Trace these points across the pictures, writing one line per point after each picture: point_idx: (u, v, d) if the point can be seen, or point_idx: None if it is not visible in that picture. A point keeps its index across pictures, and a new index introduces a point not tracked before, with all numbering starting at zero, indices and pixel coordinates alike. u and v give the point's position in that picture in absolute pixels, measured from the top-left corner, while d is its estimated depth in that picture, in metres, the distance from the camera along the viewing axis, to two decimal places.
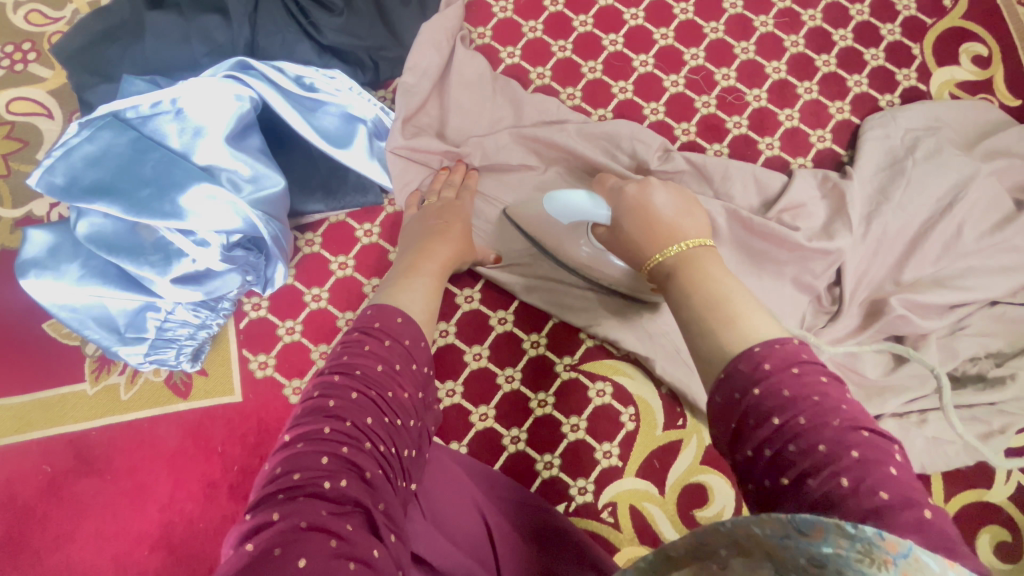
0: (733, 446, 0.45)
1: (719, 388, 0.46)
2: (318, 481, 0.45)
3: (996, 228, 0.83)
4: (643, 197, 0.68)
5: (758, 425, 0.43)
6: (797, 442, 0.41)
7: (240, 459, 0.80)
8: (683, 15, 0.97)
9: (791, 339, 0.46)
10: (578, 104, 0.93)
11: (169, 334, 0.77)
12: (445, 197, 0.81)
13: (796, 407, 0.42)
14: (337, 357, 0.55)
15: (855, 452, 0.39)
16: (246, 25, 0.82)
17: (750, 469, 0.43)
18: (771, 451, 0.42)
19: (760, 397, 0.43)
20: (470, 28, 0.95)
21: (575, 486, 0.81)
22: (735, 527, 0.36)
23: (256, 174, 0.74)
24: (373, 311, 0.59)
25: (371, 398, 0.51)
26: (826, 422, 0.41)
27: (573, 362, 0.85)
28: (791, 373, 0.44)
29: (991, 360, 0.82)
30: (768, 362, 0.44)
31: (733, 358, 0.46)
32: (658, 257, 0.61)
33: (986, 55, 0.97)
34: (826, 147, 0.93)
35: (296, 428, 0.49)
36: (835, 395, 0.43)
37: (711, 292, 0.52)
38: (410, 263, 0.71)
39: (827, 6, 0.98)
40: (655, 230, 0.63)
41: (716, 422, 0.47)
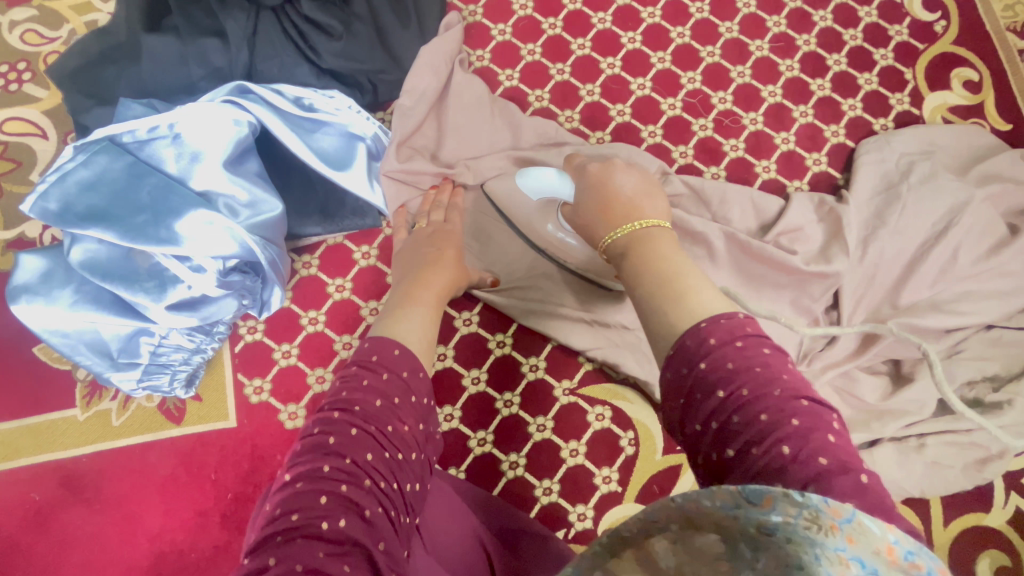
0: (683, 422, 0.47)
1: (669, 364, 0.49)
2: (317, 522, 0.44)
3: (990, 253, 0.84)
4: (605, 174, 0.69)
5: (706, 398, 0.45)
6: (741, 415, 0.44)
7: (233, 486, 0.78)
8: (680, 39, 0.98)
9: (736, 314, 0.49)
10: (577, 126, 0.94)
11: (163, 359, 0.76)
12: (435, 223, 0.81)
13: (739, 379, 0.45)
14: (336, 392, 0.54)
15: (794, 420, 0.42)
16: (245, 49, 0.82)
17: (699, 441, 0.46)
18: (718, 424, 0.44)
19: (706, 370, 0.46)
20: (469, 50, 0.96)
21: (575, 512, 0.80)
22: (686, 501, 0.37)
23: (253, 199, 0.74)
24: (371, 344, 0.58)
25: (370, 433, 0.51)
26: (767, 392, 0.44)
27: (572, 385, 0.84)
28: (735, 346, 0.46)
29: (988, 384, 0.82)
30: (713, 337, 0.47)
31: (681, 334, 0.49)
32: (612, 236, 0.63)
33: (977, 80, 0.98)
34: (822, 171, 0.93)
35: (295, 465, 0.49)
36: (778, 366, 0.46)
37: (661, 269, 0.55)
38: (406, 292, 0.70)
39: (821, 31, 0.99)
40: (613, 210, 0.64)
41: (669, 399, 0.49)
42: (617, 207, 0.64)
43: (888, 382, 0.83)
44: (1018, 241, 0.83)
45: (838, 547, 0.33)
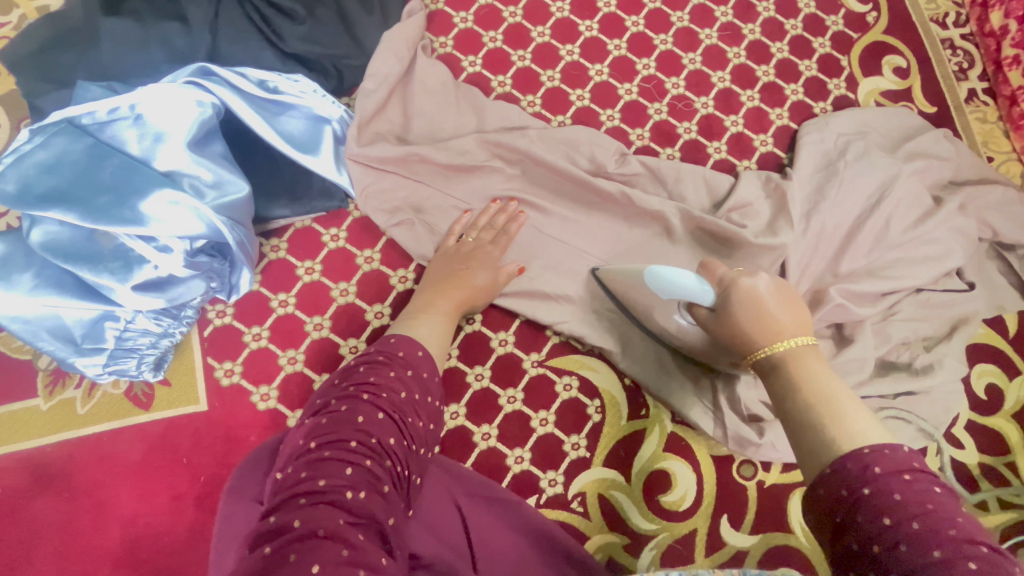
0: (836, 539, 0.45)
1: (823, 481, 0.47)
2: (341, 490, 0.47)
3: (918, 222, 0.91)
4: (755, 282, 0.63)
5: (866, 520, 0.43)
6: (906, 542, 0.40)
7: (207, 468, 0.78)
8: (635, 27, 1.03)
9: (902, 446, 0.47)
10: (538, 110, 0.97)
11: (130, 343, 0.75)
12: (482, 240, 0.84)
13: (907, 510, 0.42)
14: (362, 376, 0.59)
15: (973, 563, 0.38)
16: (208, 32, 0.82)
17: (853, 561, 0.43)
18: (878, 547, 0.42)
19: (869, 495, 0.44)
20: (432, 37, 0.98)
21: (546, 478, 0.83)
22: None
23: (219, 179, 0.74)
24: (398, 340, 0.65)
25: (393, 419, 0.56)
26: (940, 529, 0.40)
27: (540, 358, 0.88)
28: (902, 478, 0.44)
29: (919, 343, 0.90)
30: (878, 465, 0.45)
31: (840, 455, 0.47)
32: (767, 351, 0.58)
33: (905, 66, 1.07)
34: (768, 151, 1.00)
35: (321, 437, 0.53)
36: (955, 509, 0.42)
37: (816, 389, 0.53)
38: (426, 300, 0.78)
39: (765, 21, 1.06)
40: (766, 323, 0.60)
41: (818, 511, 0.47)
42: (771, 319, 0.59)
43: (833, 344, 0.90)
44: (942, 211, 0.91)
45: None
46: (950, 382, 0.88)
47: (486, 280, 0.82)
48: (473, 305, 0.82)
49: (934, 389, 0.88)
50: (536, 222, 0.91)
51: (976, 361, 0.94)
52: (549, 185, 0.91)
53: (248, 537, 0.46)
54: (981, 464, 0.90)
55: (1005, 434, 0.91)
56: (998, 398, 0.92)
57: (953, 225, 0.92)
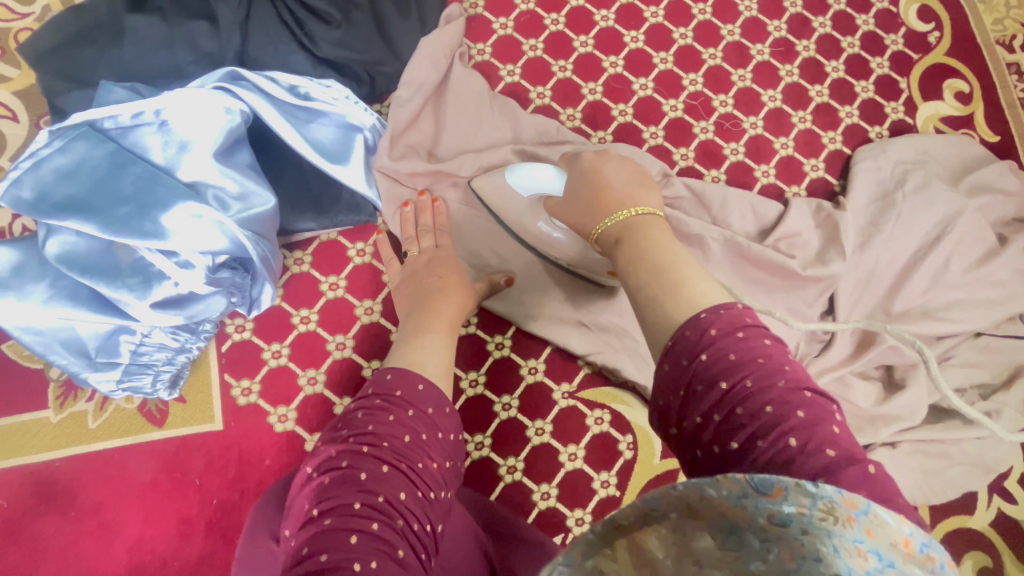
0: (681, 415, 0.45)
1: (666, 356, 0.46)
2: (347, 562, 0.42)
3: (980, 262, 0.85)
4: (597, 163, 0.67)
5: (707, 390, 0.43)
6: (744, 406, 0.41)
7: (219, 492, 0.75)
8: (683, 39, 0.97)
9: (735, 304, 0.46)
10: (578, 125, 0.92)
11: (145, 359, 0.72)
12: (429, 247, 0.78)
13: (742, 370, 0.42)
14: (359, 425, 0.53)
15: (800, 412, 0.40)
16: (237, 34, 0.78)
17: (698, 436, 0.43)
18: (719, 416, 0.42)
19: (707, 362, 0.43)
20: (470, 44, 0.93)
21: (572, 517, 0.79)
22: (686, 490, 0.34)
23: (244, 192, 0.70)
24: (393, 376, 0.58)
25: (401, 470, 0.50)
26: (771, 383, 0.42)
27: (571, 389, 0.83)
28: (737, 336, 0.44)
29: (977, 392, 0.84)
30: (714, 328, 0.44)
31: (680, 325, 0.46)
32: (606, 224, 0.59)
33: (968, 91, 1.00)
34: (819, 177, 0.94)
35: (323, 502, 0.47)
36: (782, 356, 0.44)
37: (655, 258, 0.51)
38: (417, 322, 0.68)
39: (820, 38, 1.00)
40: (607, 197, 0.61)
41: (663, 392, 0.46)
42: (610, 194, 0.61)
43: (881, 387, 0.85)
44: (1007, 251, 0.85)
45: (856, 539, 0.31)
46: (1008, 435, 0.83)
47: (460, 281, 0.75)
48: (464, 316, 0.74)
49: (992, 443, 0.82)
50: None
51: None
52: None
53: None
54: None
55: None
56: None
57: (1017, 266, 0.85)
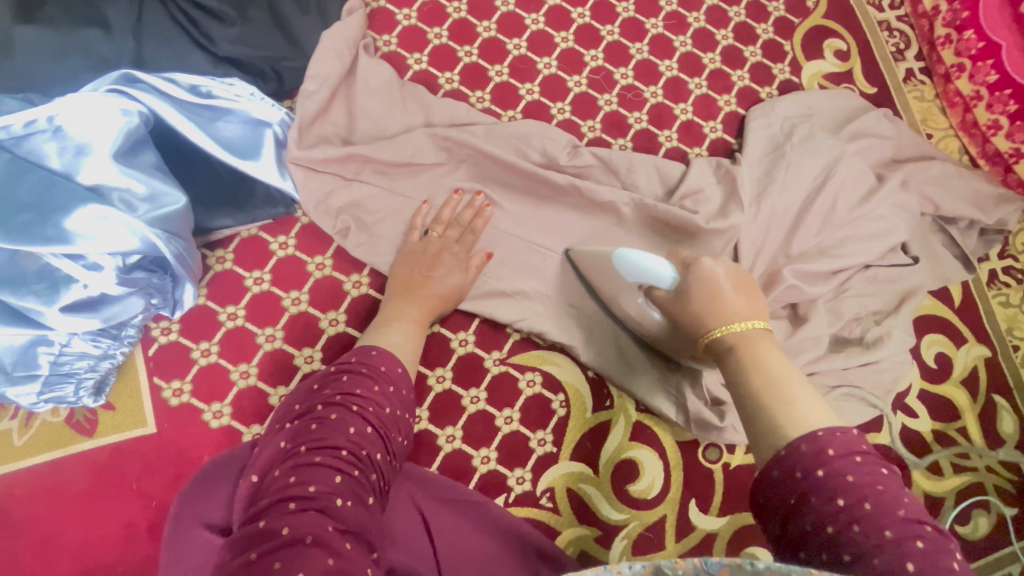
0: (787, 520, 0.48)
1: (777, 464, 0.49)
2: (330, 497, 0.49)
3: (864, 200, 0.94)
4: (714, 266, 0.66)
5: (822, 502, 0.46)
6: (862, 525, 0.44)
7: (159, 493, 0.75)
8: (581, 19, 1.02)
9: (850, 428, 0.50)
10: (488, 106, 0.96)
11: (66, 368, 0.72)
12: (449, 239, 0.84)
13: (860, 493, 0.46)
14: (347, 386, 0.60)
15: (919, 542, 0.43)
16: (130, 38, 0.79)
17: (804, 540, 0.47)
18: (833, 528, 0.45)
19: (823, 478, 0.47)
20: (375, 36, 0.96)
21: (514, 477, 0.83)
22: (769, 573, 0.39)
23: (153, 192, 0.71)
24: (379, 353, 0.65)
25: (380, 434, 0.58)
26: (890, 510, 0.45)
27: (502, 356, 0.87)
28: (855, 460, 0.47)
29: (872, 319, 0.93)
30: (831, 448, 0.48)
31: (795, 438, 0.49)
32: (720, 331, 0.60)
33: (845, 49, 1.09)
34: (718, 137, 1.01)
35: (311, 441, 0.54)
36: (897, 488, 0.47)
37: (770, 373, 0.55)
38: (394, 310, 0.78)
39: (708, 9, 1.07)
40: (721, 305, 0.62)
41: (768, 494, 0.50)
42: (726, 303, 0.62)
43: (789, 323, 0.91)
44: (885, 188, 0.94)
45: None
46: (900, 355, 0.91)
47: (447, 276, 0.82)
48: (445, 304, 0.81)
49: (887, 363, 0.91)
50: (505, 229, 0.90)
51: (925, 333, 0.98)
52: (498, 180, 0.90)
53: (232, 542, 0.47)
54: (934, 430, 0.95)
55: (955, 400, 0.96)
56: (948, 366, 0.98)
57: (896, 201, 0.94)
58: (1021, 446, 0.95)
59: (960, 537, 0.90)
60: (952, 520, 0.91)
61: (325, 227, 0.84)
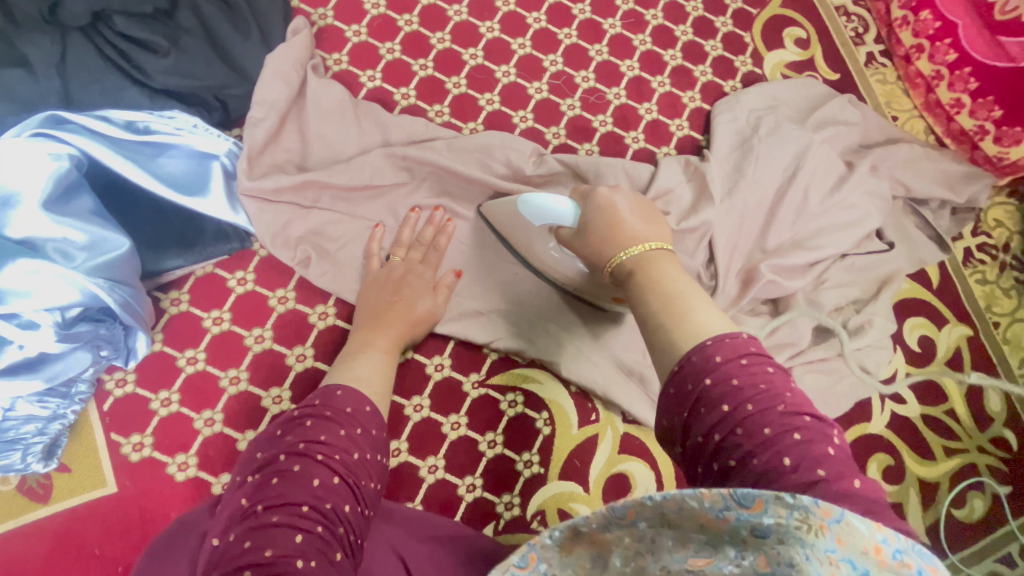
0: (683, 436, 0.46)
1: (673, 379, 0.47)
2: (291, 560, 0.45)
3: (835, 188, 0.93)
4: (612, 197, 0.65)
5: (710, 412, 0.44)
6: (744, 427, 0.43)
7: (124, 556, 0.70)
8: (537, 24, 1.00)
9: (740, 333, 0.48)
10: (447, 120, 0.93)
11: (11, 434, 0.68)
12: (412, 260, 0.81)
13: (743, 395, 0.44)
14: (310, 433, 0.56)
15: (797, 434, 0.42)
16: (57, 77, 0.74)
17: (698, 454, 0.45)
18: (720, 436, 0.44)
19: (711, 386, 0.45)
20: (325, 55, 0.92)
21: (502, 502, 0.79)
22: (669, 506, 0.35)
23: (93, 240, 0.68)
24: (344, 394, 0.62)
25: (348, 483, 0.54)
26: (770, 407, 0.43)
27: (481, 378, 0.84)
28: (739, 364, 0.45)
29: (852, 308, 0.91)
30: (719, 354, 0.46)
31: (688, 350, 0.47)
32: (622, 257, 0.58)
33: (805, 37, 1.08)
34: (685, 135, 0.99)
35: (269, 499, 0.51)
36: (782, 384, 0.45)
37: (665, 288, 0.52)
38: (362, 340, 0.74)
39: (665, 6, 1.05)
40: (621, 231, 0.61)
41: (665, 414, 0.48)
42: (625, 228, 0.61)
43: (770, 319, 0.90)
44: (854, 175, 0.93)
45: (827, 549, 0.33)
46: (883, 342, 0.90)
47: (419, 302, 0.78)
48: (414, 331, 0.77)
49: (870, 351, 0.90)
50: (474, 245, 0.87)
51: (906, 317, 0.98)
52: (463, 196, 0.87)
53: None
54: (923, 415, 0.94)
55: (941, 382, 0.95)
56: (931, 348, 0.97)
57: (867, 187, 0.93)
58: (1009, 422, 0.95)
59: (957, 520, 0.90)
60: (947, 504, 0.90)
61: (284, 258, 0.80)
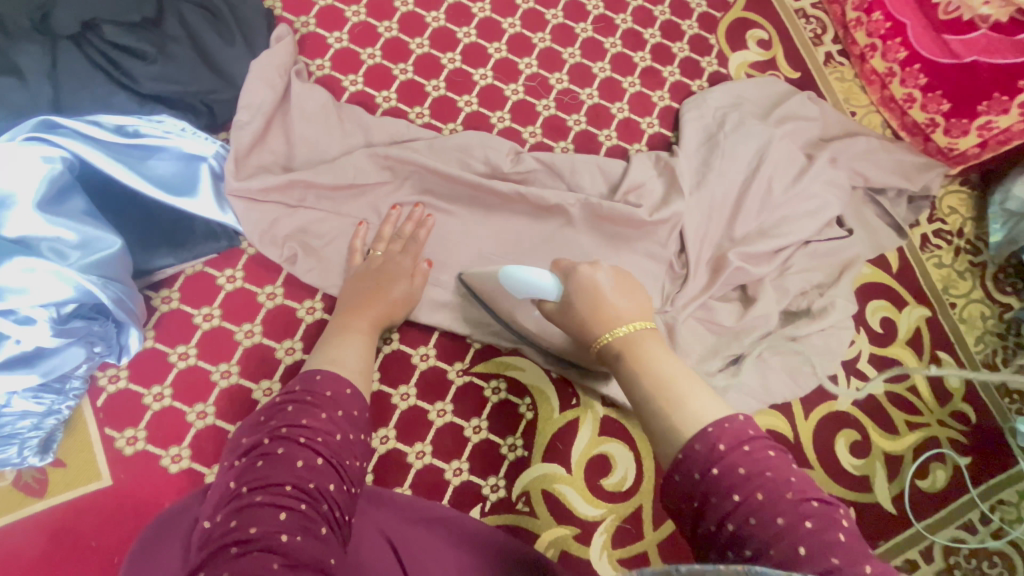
0: (697, 521, 0.47)
1: (677, 468, 0.49)
2: (275, 535, 0.48)
3: (796, 179, 0.98)
4: (592, 272, 0.68)
5: (721, 502, 0.45)
6: (757, 517, 0.44)
7: (119, 547, 0.72)
8: (512, 29, 1.04)
9: (736, 415, 0.50)
10: (428, 121, 0.97)
11: (8, 430, 0.70)
12: (390, 251, 0.84)
13: (752, 483, 0.45)
14: (292, 418, 0.59)
15: (808, 522, 0.42)
16: (47, 83, 0.77)
17: (711, 540, 0.46)
18: (733, 525, 0.44)
19: (718, 476, 0.46)
20: (308, 61, 0.96)
21: (487, 485, 0.83)
22: (690, 575, 0.37)
23: (85, 238, 0.70)
24: (324, 378, 0.65)
25: (331, 464, 0.57)
26: (780, 495, 0.44)
27: (465, 366, 0.87)
28: (742, 451, 0.47)
29: (816, 292, 0.96)
30: (721, 443, 0.48)
31: (688, 439, 0.49)
32: (611, 338, 0.62)
33: (767, 38, 1.14)
34: (656, 132, 1.04)
35: (253, 481, 0.53)
36: (787, 466, 0.46)
37: (658, 375, 0.56)
38: (341, 324, 0.77)
39: (634, 10, 1.10)
40: (605, 311, 0.64)
41: (675, 499, 0.49)
42: (610, 308, 0.63)
43: (739, 305, 0.95)
44: (814, 166, 0.98)
45: None
46: (846, 323, 0.96)
47: (396, 289, 0.81)
48: (392, 317, 0.80)
49: (834, 333, 0.95)
50: (455, 240, 0.90)
51: (869, 300, 1.03)
52: (444, 193, 0.91)
53: None
54: (887, 392, 0.99)
55: (903, 361, 1.01)
56: (893, 329, 1.02)
57: (826, 178, 0.99)
58: (967, 397, 1.01)
59: (921, 491, 0.95)
60: (911, 476, 0.95)
61: (272, 256, 0.83)
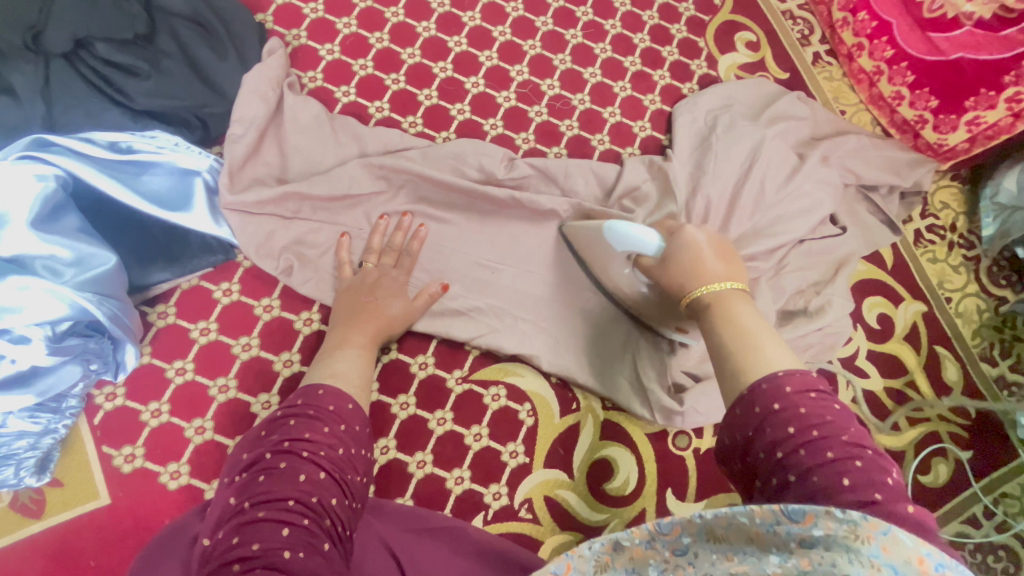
0: (745, 452, 0.50)
1: (739, 402, 0.50)
2: (278, 552, 0.47)
3: (789, 178, 0.98)
4: (697, 234, 0.68)
5: (774, 431, 0.47)
6: (807, 449, 0.46)
7: (119, 566, 0.71)
8: (502, 37, 1.05)
9: (810, 370, 0.51)
10: (421, 130, 0.98)
11: (4, 450, 0.69)
12: (385, 265, 0.84)
13: (811, 420, 0.47)
14: (295, 432, 0.59)
15: (859, 462, 0.44)
16: (40, 101, 0.77)
17: (759, 466, 0.48)
18: (782, 453, 0.46)
19: (779, 411, 0.48)
20: (300, 73, 0.96)
21: (490, 493, 0.82)
22: (715, 519, 0.39)
23: (79, 256, 0.70)
24: (326, 393, 0.64)
25: (335, 478, 0.56)
26: (836, 436, 0.46)
27: (464, 374, 0.87)
28: (808, 396, 0.49)
29: (813, 291, 0.97)
30: (789, 385, 0.49)
31: (757, 378, 0.50)
32: (703, 290, 0.61)
33: (756, 40, 1.15)
34: (648, 135, 1.05)
35: (256, 496, 0.53)
36: (846, 420, 0.48)
37: (742, 324, 0.55)
38: (340, 336, 0.77)
39: (623, 16, 1.11)
40: (704, 267, 0.63)
41: (727, 432, 0.51)
42: (707, 265, 0.63)
43: None
44: (806, 166, 0.99)
45: (873, 555, 0.35)
46: (844, 320, 0.96)
47: (394, 303, 0.81)
48: (390, 330, 0.80)
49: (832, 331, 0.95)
50: (451, 247, 0.90)
51: (865, 296, 1.03)
52: (439, 201, 0.91)
53: None
54: (886, 388, 0.99)
55: (901, 357, 1.01)
56: (890, 325, 1.03)
57: (818, 176, 0.99)
58: (966, 391, 1.01)
59: (924, 486, 0.94)
60: (914, 471, 0.95)
61: (267, 267, 0.83)
